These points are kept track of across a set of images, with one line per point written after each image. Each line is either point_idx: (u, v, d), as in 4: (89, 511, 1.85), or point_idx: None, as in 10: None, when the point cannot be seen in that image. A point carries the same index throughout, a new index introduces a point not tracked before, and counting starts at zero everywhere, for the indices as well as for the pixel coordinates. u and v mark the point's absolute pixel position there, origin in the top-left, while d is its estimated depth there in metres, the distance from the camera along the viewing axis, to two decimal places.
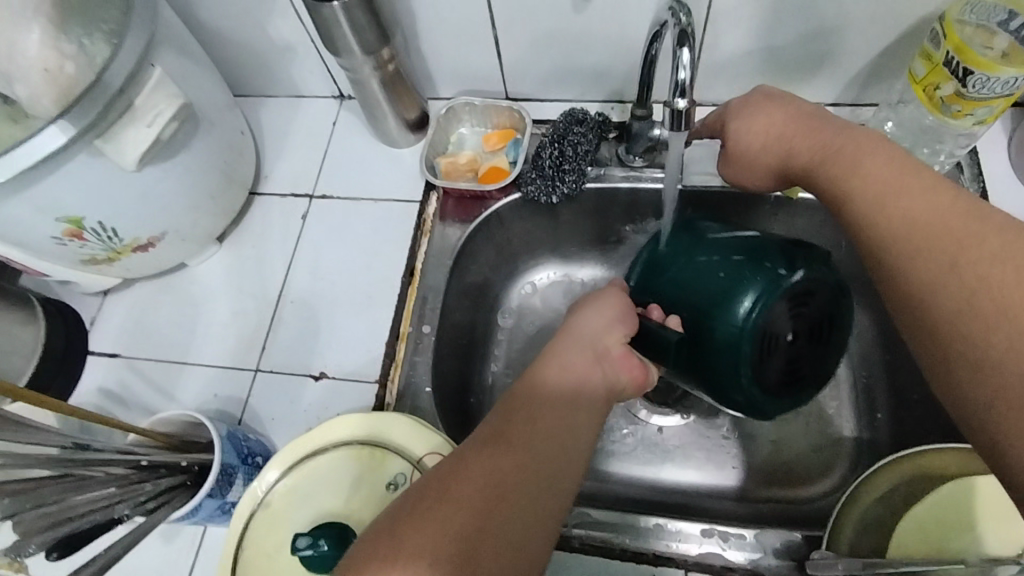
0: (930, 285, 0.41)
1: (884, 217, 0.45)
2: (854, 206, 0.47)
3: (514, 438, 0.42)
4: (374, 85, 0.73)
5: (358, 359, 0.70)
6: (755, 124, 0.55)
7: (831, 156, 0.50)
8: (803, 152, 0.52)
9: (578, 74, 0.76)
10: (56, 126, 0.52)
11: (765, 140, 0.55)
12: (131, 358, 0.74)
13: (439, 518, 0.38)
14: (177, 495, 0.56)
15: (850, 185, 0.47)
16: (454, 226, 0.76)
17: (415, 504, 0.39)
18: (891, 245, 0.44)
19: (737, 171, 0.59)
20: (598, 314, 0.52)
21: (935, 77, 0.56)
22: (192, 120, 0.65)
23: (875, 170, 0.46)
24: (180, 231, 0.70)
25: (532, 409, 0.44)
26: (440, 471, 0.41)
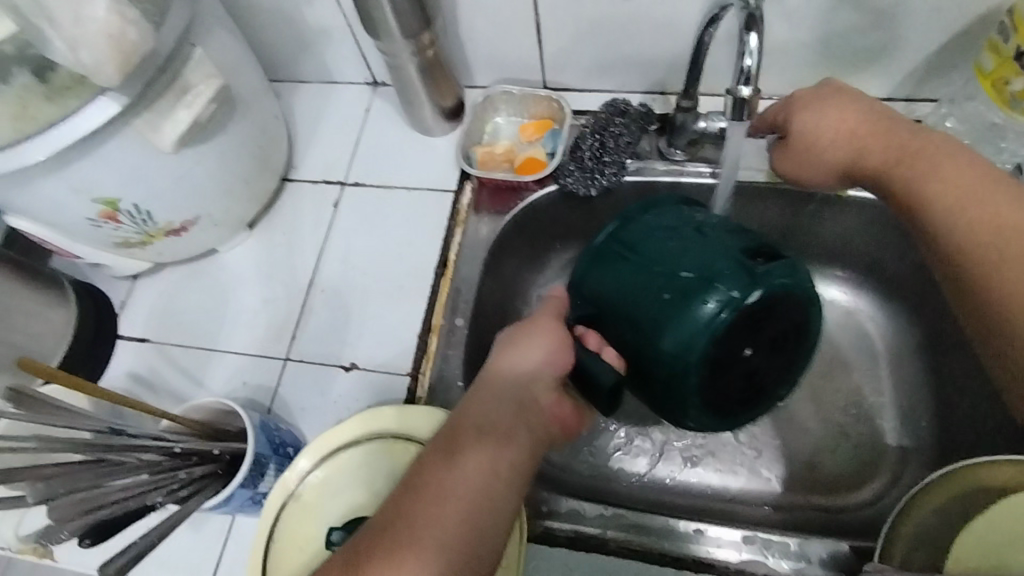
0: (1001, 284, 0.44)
1: (966, 224, 0.46)
2: (929, 205, 0.48)
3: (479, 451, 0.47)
4: (413, 71, 0.71)
5: (389, 351, 0.69)
6: (825, 117, 0.53)
7: (903, 156, 0.50)
8: (876, 153, 0.51)
9: (621, 64, 0.74)
10: (104, 98, 0.52)
11: (835, 135, 0.53)
12: (160, 343, 0.73)
13: (425, 530, 0.44)
14: (208, 484, 0.55)
15: (931, 189, 0.48)
16: (488, 217, 0.75)
17: (399, 516, 0.44)
18: (969, 245, 0.46)
19: (794, 167, 0.56)
20: (527, 356, 0.52)
21: (1004, 71, 0.54)
22: (229, 103, 0.63)
23: (952, 174, 0.47)
24: (213, 216, 0.69)
25: (488, 420, 0.49)
26: (419, 483, 0.46)
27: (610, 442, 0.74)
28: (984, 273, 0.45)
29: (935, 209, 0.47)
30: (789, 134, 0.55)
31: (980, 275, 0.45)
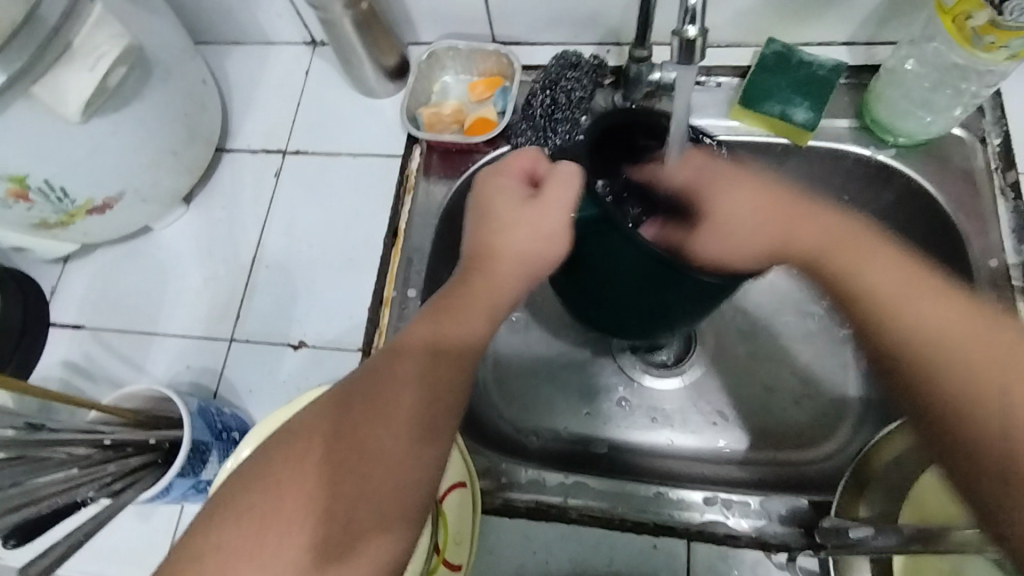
0: (951, 371, 0.39)
1: (903, 323, 0.41)
2: (858, 298, 0.43)
3: (447, 408, 0.41)
4: (348, 27, 0.66)
5: (340, 326, 0.66)
6: (740, 197, 0.47)
7: (832, 242, 0.45)
8: (812, 239, 0.45)
9: (571, 14, 0.70)
10: None
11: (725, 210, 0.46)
12: (97, 329, 0.69)
13: (391, 486, 0.38)
14: (146, 475, 0.52)
15: (866, 277, 0.43)
16: (439, 182, 0.71)
17: (362, 464, 0.38)
18: (894, 328, 0.42)
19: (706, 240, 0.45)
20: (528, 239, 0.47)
21: (966, 5, 0.51)
22: (143, 66, 0.58)
23: (881, 258, 0.44)
24: (140, 191, 0.64)
25: (452, 367, 0.43)
26: (380, 431, 0.39)
27: (574, 407, 0.73)
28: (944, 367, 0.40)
29: (872, 304, 0.43)
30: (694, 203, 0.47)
31: (909, 361, 0.41)
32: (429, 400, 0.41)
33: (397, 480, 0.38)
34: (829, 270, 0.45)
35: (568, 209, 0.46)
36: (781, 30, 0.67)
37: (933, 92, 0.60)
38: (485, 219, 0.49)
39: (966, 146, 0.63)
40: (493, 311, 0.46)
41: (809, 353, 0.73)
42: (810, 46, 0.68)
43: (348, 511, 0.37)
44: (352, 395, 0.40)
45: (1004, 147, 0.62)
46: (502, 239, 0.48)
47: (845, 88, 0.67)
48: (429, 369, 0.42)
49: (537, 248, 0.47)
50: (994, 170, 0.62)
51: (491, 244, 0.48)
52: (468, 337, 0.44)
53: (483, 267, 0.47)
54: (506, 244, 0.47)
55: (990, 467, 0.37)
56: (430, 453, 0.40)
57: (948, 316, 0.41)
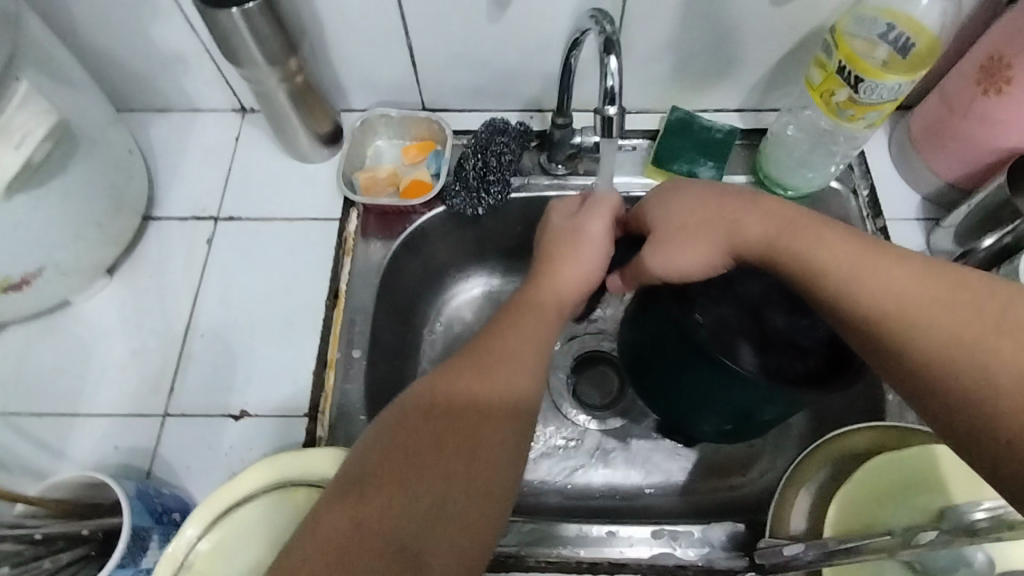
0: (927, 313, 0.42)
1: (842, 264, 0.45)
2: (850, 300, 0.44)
3: (461, 455, 0.44)
4: (282, 98, 0.68)
5: (283, 392, 0.65)
6: (692, 240, 0.52)
7: (783, 226, 0.49)
8: (762, 223, 0.50)
9: (495, 84, 0.76)
10: None
11: (671, 231, 0.53)
12: (7, 414, 0.64)
13: (367, 522, 0.40)
14: (82, 569, 0.49)
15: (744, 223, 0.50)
16: (377, 243, 0.73)
17: (356, 492, 0.41)
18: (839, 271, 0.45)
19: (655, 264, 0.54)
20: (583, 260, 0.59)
21: (829, 84, 0.60)
22: (69, 139, 0.57)
23: (834, 237, 0.47)
24: (62, 266, 0.62)
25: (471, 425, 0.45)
26: (381, 465, 0.42)
27: None
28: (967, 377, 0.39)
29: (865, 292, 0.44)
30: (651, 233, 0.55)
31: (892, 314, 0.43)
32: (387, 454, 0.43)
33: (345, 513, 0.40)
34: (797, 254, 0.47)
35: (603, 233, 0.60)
36: (682, 99, 0.76)
37: (811, 152, 0.70)
38: (560, 231, 0.61)
39: (841, 197, 0.72)
40: (545, 337, 0.54)
41: None
42: (707, 111, 0.77)
43: (319, 537, 0.39)
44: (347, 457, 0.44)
45: (871, 197, 0.72)
46: (562, 265, 0.59)
47: (741, 147, 0.76)
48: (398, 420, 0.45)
49: (585, 275, 0.59)
50: (866, 217, 0.71)
51: (552, 268, 0.59)
52: (487, 397, 0.47)
53: (545, 276, 0.58)
54: (564, 266, 0.58)
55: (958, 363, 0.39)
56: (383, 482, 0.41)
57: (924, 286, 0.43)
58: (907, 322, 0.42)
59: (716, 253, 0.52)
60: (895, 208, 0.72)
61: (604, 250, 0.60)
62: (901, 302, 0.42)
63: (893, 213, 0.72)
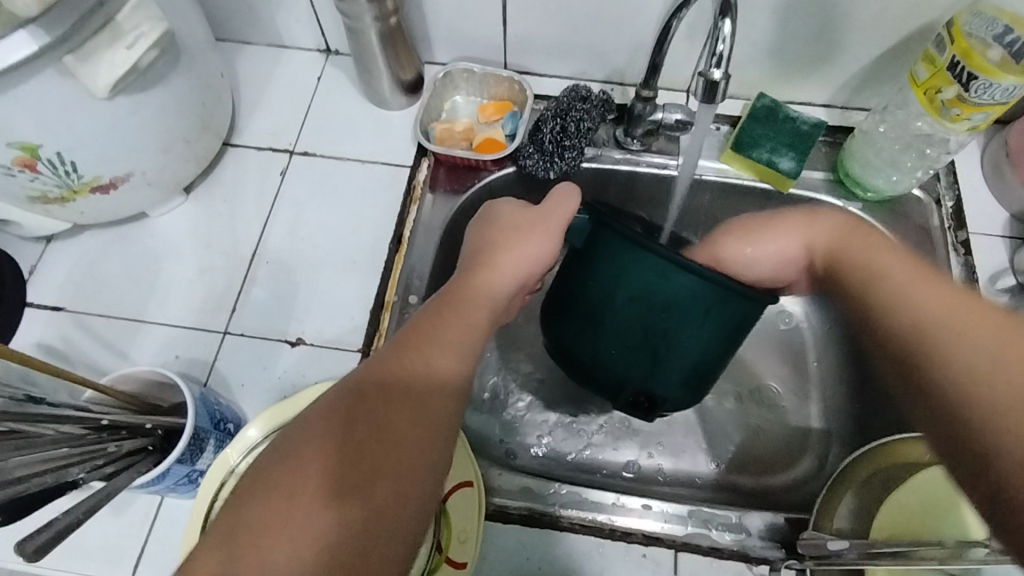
0: (952, 334, 0.40)
1: (885, 291, 0.45)
2: (890, 310, 0.44)
3: (401, 445, 0.39)
4: (373, 38, 0.69)
5: (339, 326, 0.66)
6: (768, 235, 0.57)
7: (850, 242, 0.51)
8: (823, 237, 0.53)
9: (582, 52, 0.75)
10: (27, 31, 0.46)
11: (772, 220, 0.57)
12: (78, 312, 0.67)
13: (319, 520, 0.35)
14: (140, 460, 0.50)
15: (819, 233, 0.54)
16: (445, 195, 0.74)
17: (306, 481, 0.37)
18: (887, 292, 0.45)
19: (760, 240, 0.57)
20: (522, 247, 0.55)
21: (937, 81, 0.58)
22: (172, 51, 0.58)
23: (895, 258, 0.47)
24: (146, 175, 0.64)
25: (411, 397, 0.41)
26: (322, 450, 0.38)
27: (559, 423, 0.75)
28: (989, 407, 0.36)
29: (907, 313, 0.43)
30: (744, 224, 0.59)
31: (918, 327, 0.42)
32: (344, 441, 0.39)
33: (291, 517, 0.35)
34: (850, 267, 0.49)
35: (567, 215, 0.57)
36: (769, 87, 0.74)
37: (901, 154, 0.68)
38: (487, 228, 0.58)
39: (923, 207, 0.70)
40: (480, 326, 0.48)
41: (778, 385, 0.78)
42: (793, 104, 0.76)
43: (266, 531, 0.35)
44: (294, 432, 0.40)
45: (956, 209, 0.69)
46: (497, 257, 0.54)
47: (823, 144, 0.74)
48: (354, 406, 0.40)
49: (529, 264, 0.55)
50: (947, 229, 0.69)
51: (490, 259, 0.54)
52: (435, 372, 0.43)
53: (480, 268, 0.53)
54: (502, 254, 0.54)
55: (986, 375, 0.37)
56: (349, 485, 0.37)
57: (953, 300, 0.42)
58: (935, 328, 0.41)
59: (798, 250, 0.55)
60: (978, 222, 0.69)
61: (559, 237, 0.57)
62: (938, 319, 0.41)
63: (976, 227, 0.69)
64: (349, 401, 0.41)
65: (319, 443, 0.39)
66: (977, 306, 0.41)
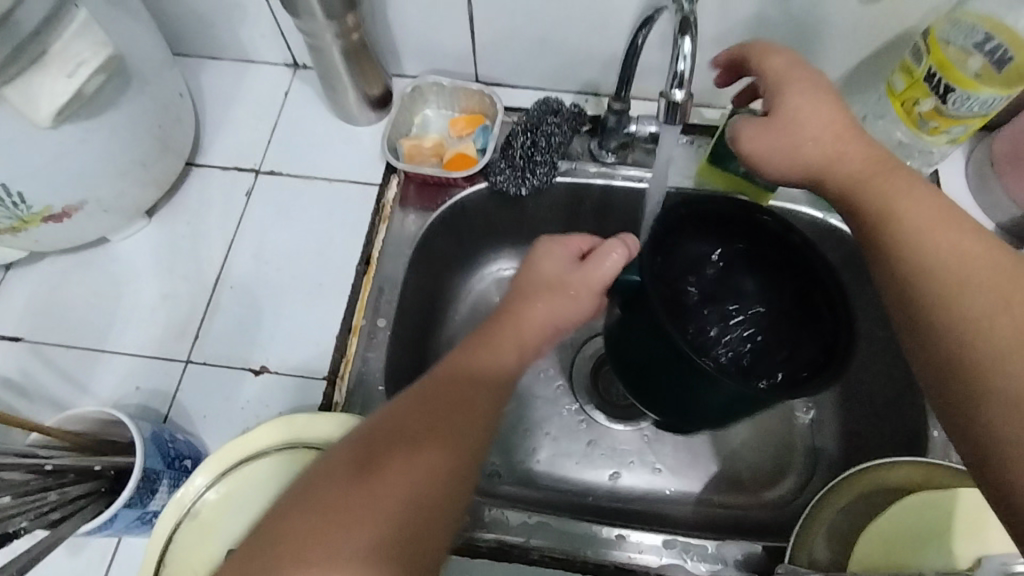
0: (966, 297, 0.38)
1: (906, 240, 0.42)
2: (912, 260, 0.41)
3: (453, 445, 0.41)
4: (335, 54, 0.67)
5: (305, 353, 0.64)
6: (791, 142, 0.49)
7: (875, 176, 0.46)
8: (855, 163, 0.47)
9: (553, 64, 0.73)
10: None
11: (802, 124, 0.49)
12: (37, 342, 0.65)
13: (380, 520, 0.36)
14: (89, 504, 0.49)
15: (844, 155, 0.48)
16: (413, 215, 0.72)
17: (362, 484, 0.38)
18: (909, 241, 0.42)
19: (768, 149, 0.50)
20: (562, 300, 0.53)
21: (914, 92, 0.56)
22: (121, 75, 0.56)
23: (916, 197, 0.44)
24: (102, 202, 0.62)
25: (453, 408, 0.43)
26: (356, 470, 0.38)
27: (536, 445, 0.73)
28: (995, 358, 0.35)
29: (914, 257, 0.41)
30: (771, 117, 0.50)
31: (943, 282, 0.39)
32: (396, 439, 0.40)
33: (359, 521, 0.36)
34: (866, 201, 0.45)
35: (609, 275, 0.54)
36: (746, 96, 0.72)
37: None
38: (522, 276, 0.55)
39: None
40: (517, 352, 0.49)
41: (762, 401, 0.75)
42: None
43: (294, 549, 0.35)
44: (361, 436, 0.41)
45: None
46: (533, 301, 0.52)
47: None
48: (409, 407, 0.42)
49: (561, 322, 0.53)
50: None
51: (516, 312, 0.51)
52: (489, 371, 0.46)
53: (508, 319, 0.51)
54: (533, 307, 0.52)
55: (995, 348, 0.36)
56: (405, 485, 0.38)
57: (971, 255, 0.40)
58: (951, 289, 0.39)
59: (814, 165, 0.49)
60: None
61: (591, 301, 0.54)
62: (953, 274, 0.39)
63: None
64: (406, 404, 0.42)
65: (382, 442, 0.40)
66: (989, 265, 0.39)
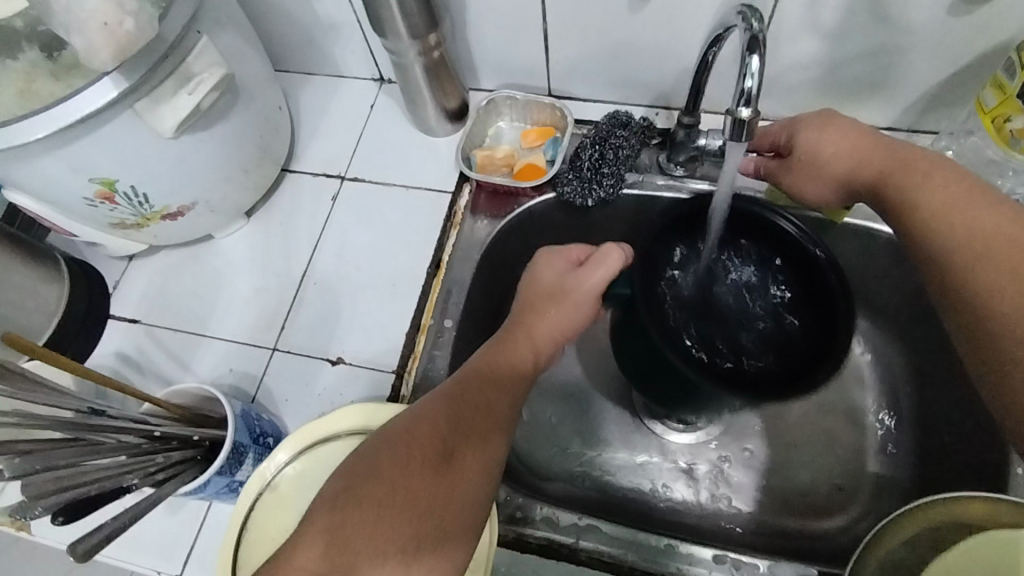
0: (986, 279, 0.43)
1: (934, 222, 0.46)
2: (938, 247, 0.45)
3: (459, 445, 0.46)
4: (418, 71, 0.71)
5: (377, 346, 0.69)
6: (813, 166, 0.55)
7: (899, 169, 0.50)
8: (871, 165, 0.52)
9: (624, 77, 0.74)
10: (109, 77, 0.52)
11: (816, 151, 0.55)
12: (150, 324, 0.74)
13: (372, 517, 0.42)
14: (187, 469, 0.56)
15: (863, 157, 0.52)
16: (484, 220, 0.75)
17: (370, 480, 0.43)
18: (936, 226, 0.46)
19: (801, 184, 0.57)
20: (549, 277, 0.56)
21: (1004, 109, 0.54)
22: (231, 92, 0.64)
23: (943, 187, 0.47)
24: (209, 203, 0.70)
25: (475, 410, 0.47)
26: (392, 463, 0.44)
27: (592, 448, 0.75)
28: (1013, 347, 0.41)
29: (943, 240, 0.45)
30: (794, 153, 0.57)
31: (955, 265, 0.44)
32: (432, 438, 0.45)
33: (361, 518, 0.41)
34: (890, 193, 0.50)
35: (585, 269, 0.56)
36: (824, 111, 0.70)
37: None
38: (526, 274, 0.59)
39: None
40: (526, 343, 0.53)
41: (829, 423, 0.73)
42: None
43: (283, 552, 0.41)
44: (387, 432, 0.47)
45: None
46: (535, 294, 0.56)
47: None
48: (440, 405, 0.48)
49: (556, 300, 0.55)
50: None
51: (528, 325, 0.54)
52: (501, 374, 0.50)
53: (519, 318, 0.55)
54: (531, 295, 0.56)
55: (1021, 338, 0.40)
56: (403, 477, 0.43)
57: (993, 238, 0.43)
58: (973, 273, 0.43)
59: (844, 180, 0.54)
60: None
61: (591, 306, 0.55)
62: (972, 254, 0.44)
63: None
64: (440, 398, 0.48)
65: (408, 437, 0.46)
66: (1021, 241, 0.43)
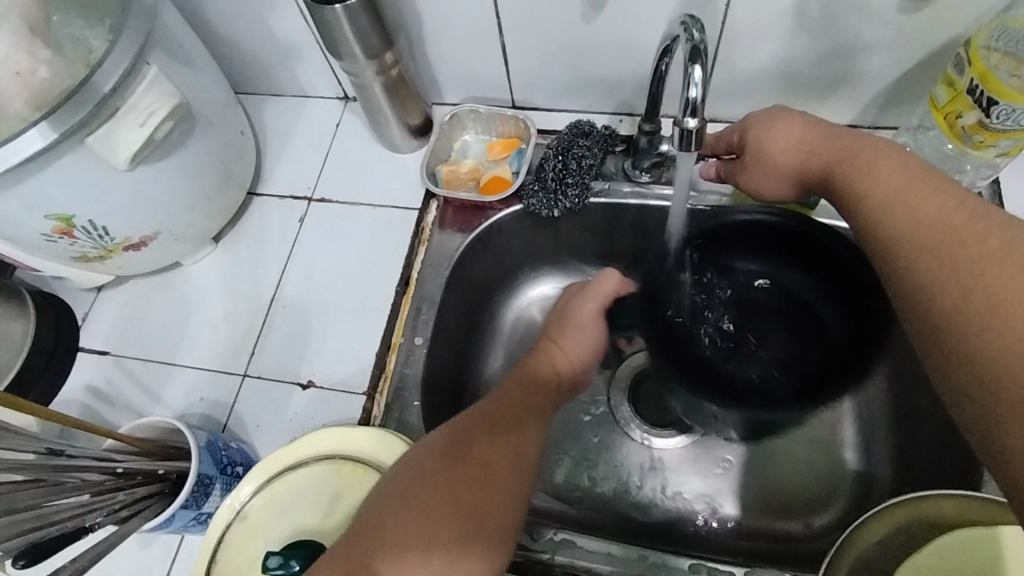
0: (922, 262, 0.41)
1: (878, 212, 0.45)
2: (884, 236, 0.44)
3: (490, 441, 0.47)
4: (377, 89, 0.71)
5: (348, 368, 0.69)
6: (766, 161, 0.55)
7: (847, 159, 0.49)
8: (819, 157, 0.51)
9: (586, 86, 0.74)
10: (37, 129, 0.51)
11: (767, 145, 0.55)
12: (120, 356, 0.73)
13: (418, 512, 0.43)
14: (153, 503, 0.56)
15: (814, 148, 0.52)
16: (454, 234, 0.74)
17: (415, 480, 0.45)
18: (880, 214, 0.45)
19: (756, 180, 0.57)
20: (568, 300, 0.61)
21: (957, 105, 0.54)
22: (187, 120, 0.63)
23: (887, 173, 0.46)
24: (173, 231, 0.69)
25: (503, 415, 0.49)
26: (421, 476, 0.45)
27: (572, 459, 0.74)
28: (959, 318, 0.37)
29: (887, 228, 0.44)
30: (747, 151, 0.57)
31: (901, 251, 0.42)
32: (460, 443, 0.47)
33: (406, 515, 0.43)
34: (839, 183, 0.49)
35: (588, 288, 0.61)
36: None
37: None
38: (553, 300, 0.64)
39: None
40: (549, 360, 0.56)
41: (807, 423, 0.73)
42: None
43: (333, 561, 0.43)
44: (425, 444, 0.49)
45: None
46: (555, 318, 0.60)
47: None
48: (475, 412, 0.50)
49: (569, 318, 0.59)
50: None
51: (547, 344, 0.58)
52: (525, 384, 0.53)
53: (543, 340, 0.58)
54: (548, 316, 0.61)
55: (960, 320, 0.37)
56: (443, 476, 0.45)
57: (933, 222, 0.42)
58: (914, 257, 0.41)
59: (796, 172, 0.53)
60: None
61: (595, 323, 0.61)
62: (913, 239, 0.42)
63: None
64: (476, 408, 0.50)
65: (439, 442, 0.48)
66: (961, 223, 0.40)
